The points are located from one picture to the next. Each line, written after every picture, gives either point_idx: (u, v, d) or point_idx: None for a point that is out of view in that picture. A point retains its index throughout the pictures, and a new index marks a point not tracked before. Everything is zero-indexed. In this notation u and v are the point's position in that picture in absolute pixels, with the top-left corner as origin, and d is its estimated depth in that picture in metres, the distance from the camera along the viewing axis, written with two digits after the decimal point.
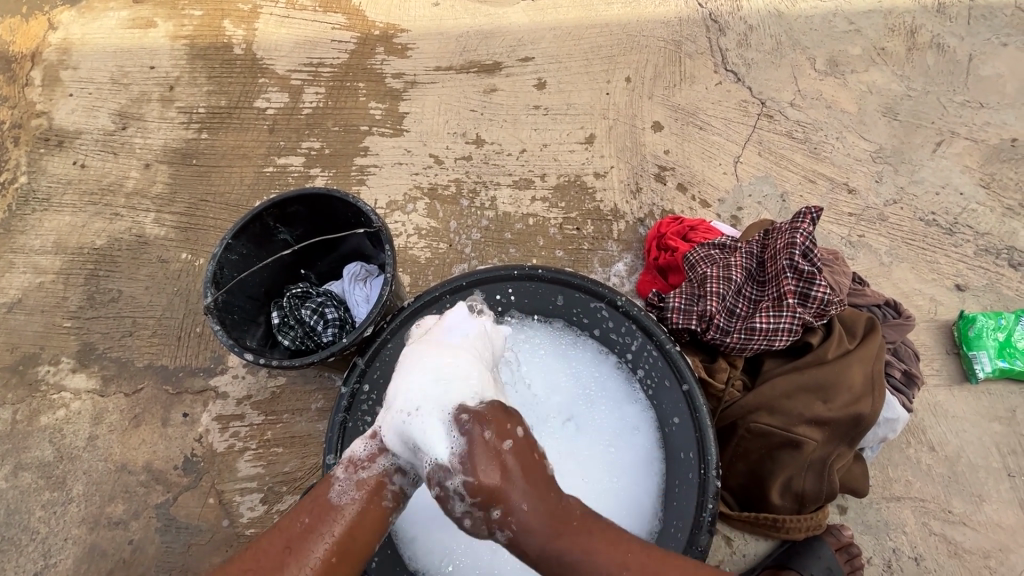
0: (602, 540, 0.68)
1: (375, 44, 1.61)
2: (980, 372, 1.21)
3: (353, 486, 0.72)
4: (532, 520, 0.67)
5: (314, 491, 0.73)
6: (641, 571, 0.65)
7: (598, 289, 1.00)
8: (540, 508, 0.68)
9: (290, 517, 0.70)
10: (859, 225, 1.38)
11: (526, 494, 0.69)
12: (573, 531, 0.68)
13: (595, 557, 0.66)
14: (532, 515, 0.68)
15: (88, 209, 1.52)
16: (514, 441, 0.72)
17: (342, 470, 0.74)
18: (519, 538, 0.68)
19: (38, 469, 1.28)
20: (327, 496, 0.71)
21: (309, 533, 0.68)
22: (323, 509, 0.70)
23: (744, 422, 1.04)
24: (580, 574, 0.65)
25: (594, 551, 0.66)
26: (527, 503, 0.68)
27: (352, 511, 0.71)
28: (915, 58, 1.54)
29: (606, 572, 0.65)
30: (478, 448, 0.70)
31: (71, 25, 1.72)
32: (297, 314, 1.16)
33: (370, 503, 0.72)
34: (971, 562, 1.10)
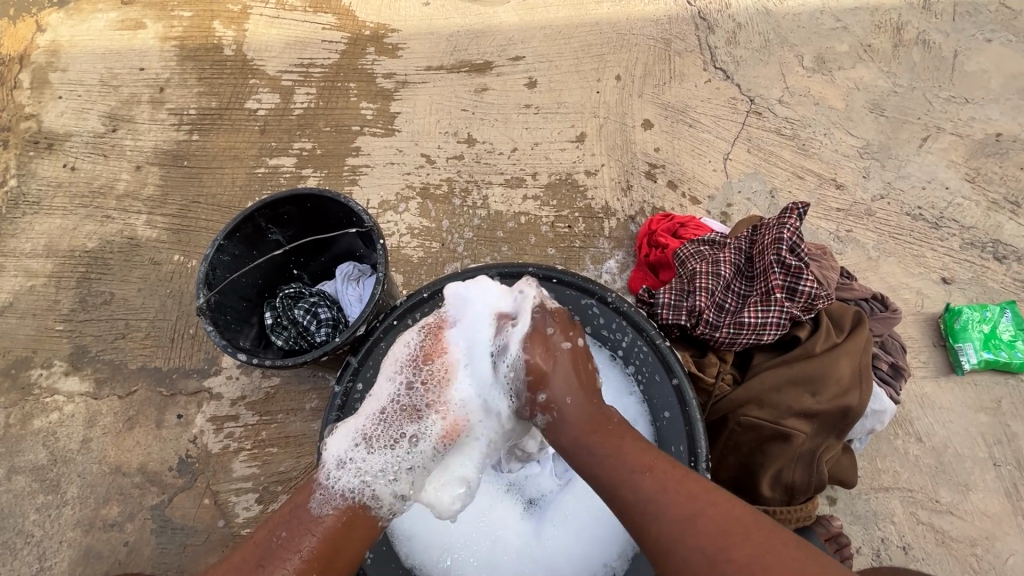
0: (629, 446, 0.74)
1: (365, 45, 1.61)
2: (966, 364, 1.23)
3: (335, 496, 0.77)
4: (571, 414, 0.79)
5: (293, 501, 0.77)
6: (652, 482, 0.70)
7: (589, 287, 1.03)
8: (584, 408, 0.80)
9: (267, 530, 0.74)
10: (847, 220, 1.40)
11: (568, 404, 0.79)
12: (606, 434, 0.76)
13: (619, 462, 0.73)
14: (574, 409, 0.79)
15: (79, 212, 1.52)
16: (572, 344, 0.85)
17: (331, 473, 0.79)
18: (558, 426, 0.80)
19: (31, 472, 1.28)
20: (308, 507, 0.76)
21: (285, 546, 0.72)
22: (302, 520, 0.74)
23: (734, 415, 1.05)
24: (608, 467, 0.73)
25: (615, 455, 0.74)
26: (572, 403, 0.80)
27: (332, 520, 0.75)
28: (901, 54, 1.56)
29: (624, 473, 0.71)
30: (537, 338, 0.84)
31: (60, 27, 1.71)
32: (290, 315, 1.17)
33: (350, 519, 0.77)
34: (958, 550, 1.12)
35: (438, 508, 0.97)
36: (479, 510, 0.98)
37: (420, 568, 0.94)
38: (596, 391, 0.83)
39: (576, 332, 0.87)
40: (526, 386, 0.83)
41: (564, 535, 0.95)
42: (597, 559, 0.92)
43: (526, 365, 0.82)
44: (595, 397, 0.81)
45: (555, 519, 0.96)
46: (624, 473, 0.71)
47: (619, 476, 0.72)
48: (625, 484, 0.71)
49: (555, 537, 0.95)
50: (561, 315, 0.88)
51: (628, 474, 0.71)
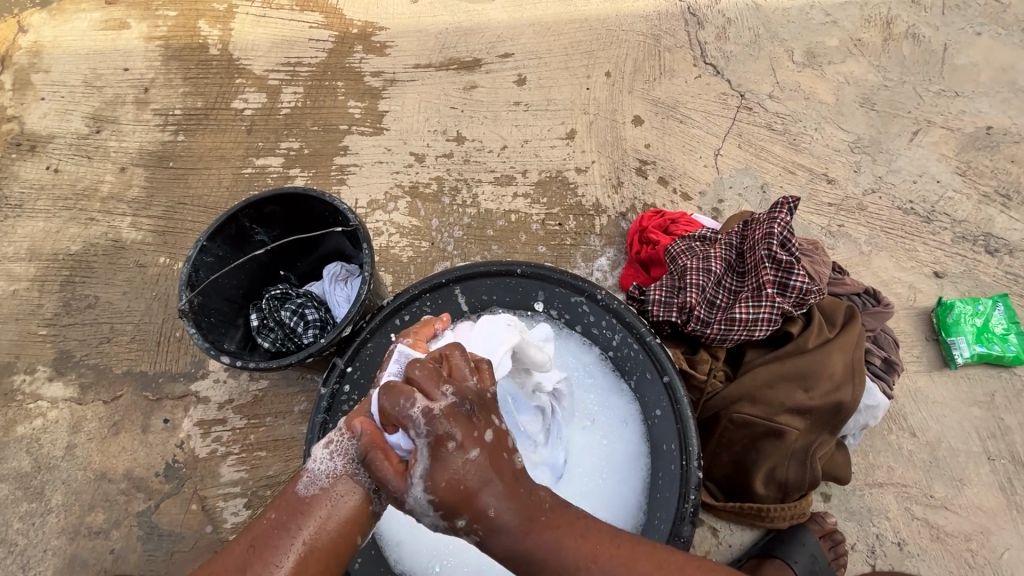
0: (568, 537, 0.62)
1: (353, 43, 1.59)
2: (959, 358, 1.22)
3: (321, 478, 0.68)
4: (505, 511, 0.60)
5: (285, 486, 0.69)
6: None
7: (578, 284, 1.01)
8: (514, 505, 0.61)
9: (257, 518, 0.67)
10: (838, 214, 1.39)
11: (490, 514, 0.60)
12: (541, 527, 0.61)
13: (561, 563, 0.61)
14: (501, 516, 0.60)
15: (62, 215, 1.49)
16: (491, 435, 0.62)
17: (317, 452, 0.69)
18: (486, 537, 0.61)
19: (15, 480, 1.26)
20: (296, 490, 0.67)
21: (275, 528, 0.65)
22: (292, 506, 0.66)
23: (727, 412, 1.04)
24: (546, 567, 0.61)
25: (557, 544, 0.61)
26: (494, 509, 0.60)
27: (324, 507, 0.66)
28: (891, 49, 1.55)
29: (568, 571, 0.60)
30: (439, 456, 0.59)
31: (42, 27, 1.69)
32: (277, 316, 1.15)
33: (341, 502, 0.67)
34: (953, 545, 1.12)
35: None
36: None
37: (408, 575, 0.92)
38: (515, 471, 0.63)
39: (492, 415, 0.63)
40: (442, 511, 0.60)
41: None
42: None
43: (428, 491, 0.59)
44: (520, 485, 0.62)
45: None
46: (569, 569, 0.60)
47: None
48: None
49: None
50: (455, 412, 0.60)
51: (573, 571, 0.61)
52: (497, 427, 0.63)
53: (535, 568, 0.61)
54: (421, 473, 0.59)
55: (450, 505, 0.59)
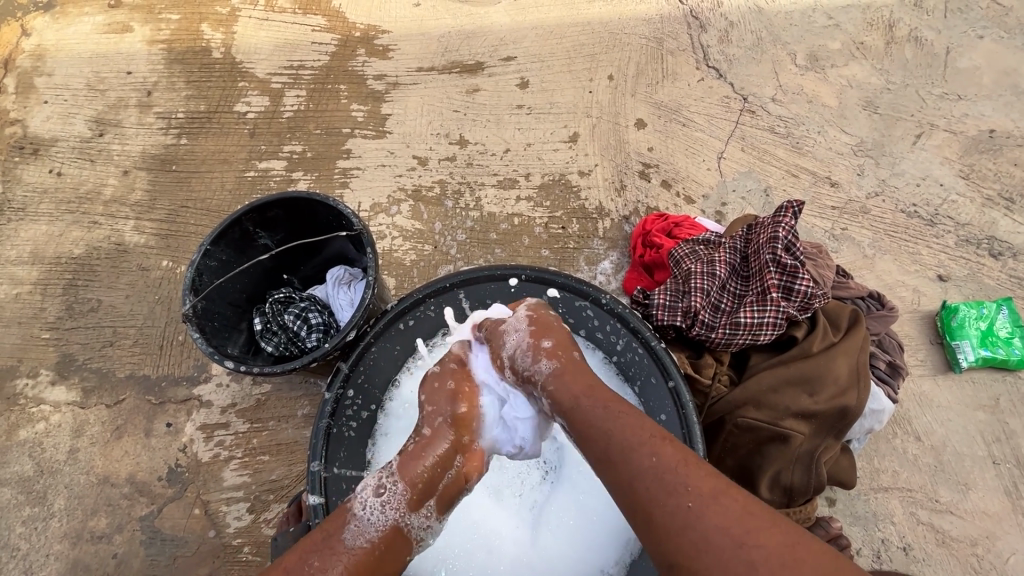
0: (642, 418, 0.72)
1: (356, 46, 1.60)
2: (963, 361, 1.22)
3: (371, 528, 0.73)
4: (583, 373, 0.81)
5: (327, 528, 0.72)
6: (673, 451, 0.67)
7: (582, 288, 1.01)
8: (589, 371, 0.82)
9: (297, 558, 0.68)
10: (842, 218, 1.39)
11: (573, 361, 0.83)
12: (615, 399, 0.76)
13: (629, 425, 0.71)
14: (582, 368, 0.82)
15: (65, 218, 1.49)
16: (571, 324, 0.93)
17: (370, 500, 0.74)
18: (564, 383, 0.79)
19: (17, 484, 1.25)
20: (342, 538, 0.71)
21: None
22: (336, 550, 0.69)
23: (732, 417, 1.04)
24: (617, 432, 0.70)
25: (627, 413, 0.72)
26: (577, 360, 0.83)
27: (368, 554, 0.71)
28: (893, 52, 1.55)
29: (636, 433, 0.69)
30: (541, 321, 0.89)
31: (45, 31, 1.69)
32: (280, 320, 1.15)
33: (389, 548, 0.74)
34: (959, 550, 1.11)
35: None
36: (472, 517, 0.96)
37: None
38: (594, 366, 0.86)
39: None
40: (532, 336, 0.86)
41: (561, 539, 0.94)
42: (594, 565, 0.91)
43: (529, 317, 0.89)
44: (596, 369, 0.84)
45: (552, 523, 0.95)
46: (638, 431, 0.69)
47: (635, 438, 0.69)
48: (638, 445, 0.68)
49: (552, 541, 0.94)
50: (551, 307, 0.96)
51: (642, 438, 0.68)
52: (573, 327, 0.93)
53: (603, 423, 0.72)
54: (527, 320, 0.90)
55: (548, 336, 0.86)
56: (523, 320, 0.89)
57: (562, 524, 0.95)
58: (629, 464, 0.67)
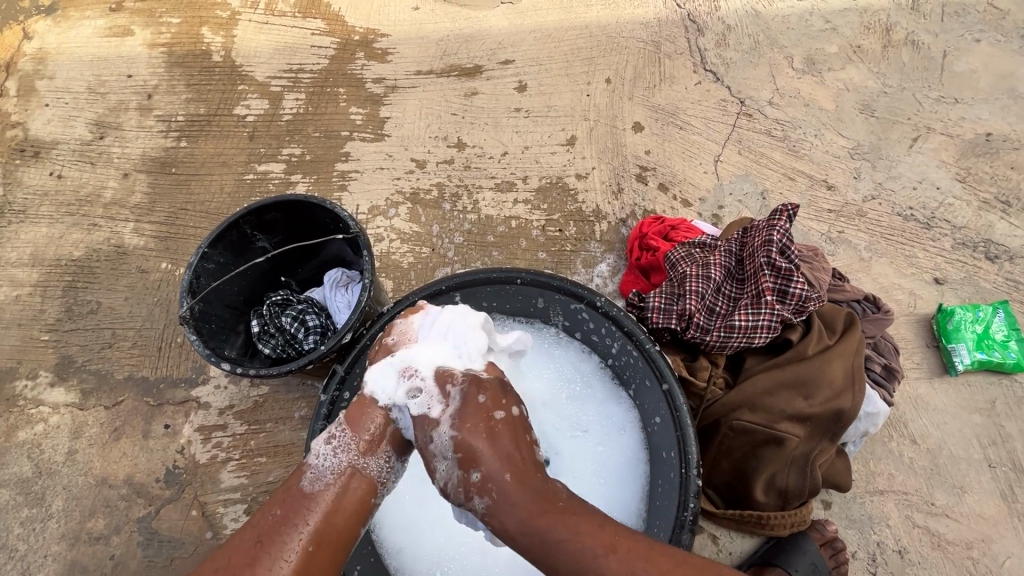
0: (583, 522, 0.68)
1: (355, 50, 1.60)
2: (960, 364, 1.22)
3: (326, 471, 0.77)
4: (515, 488, 0.73)
5: (287, 482, 0.77)
6: (620, 566, 0.64)
7: (577, 291, 0.99)
8: (524, 484, 0.73)
9: (263, 511, 0.74)
10: (838, 221, 1.39)
11: (506, 479, 0.73)
12: (553, 513, 0.70)
13: (575, 550, 0.66)
14: (514, 487, 0.73)
15: (66, 220, 1.50)
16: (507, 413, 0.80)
17: (320, 449, 0.79)
18: (501, 511, 0.72)
19: (16, 485, 1.26)
20: (300, 485, 0.76)
21: (282, 522, 0.72)
22: (297, 496, 0.75)
23: (727, 420, 1.04)
24: (562, 552, 0.66)
25: (569, 534, 0.67)
26: (509, 475, 0.74)
27: (328, 496, 0.75)
28: (890, 55, 1.56)
29: (583, 556, 0.65)
30: (472, 416, 0.79)
31: (47, 34, 1.70)
32: (277, 322, 1.16)
33: (347, 489, 0.76)
34: (954, 553, 1.11)
35: (427, 520, 0.96)
36: (469, 520, 0.96)
37: None
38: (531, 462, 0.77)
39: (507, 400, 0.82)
40: (459, 464, 0.77)
41: None
42: None
43: (454, 440, 0.78)
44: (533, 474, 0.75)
45: None
46: (583, 554, 0.65)
47: (581, 563, 0.65)
48: (586, 569, 0.64)
49: None
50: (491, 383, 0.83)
51: (590, 557, 0.65)
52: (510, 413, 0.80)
53: (547, 553, 0.67)
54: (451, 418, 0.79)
55: (475, 463, 0.76)
56: (447, 444, 0.78)
57: None
58: None
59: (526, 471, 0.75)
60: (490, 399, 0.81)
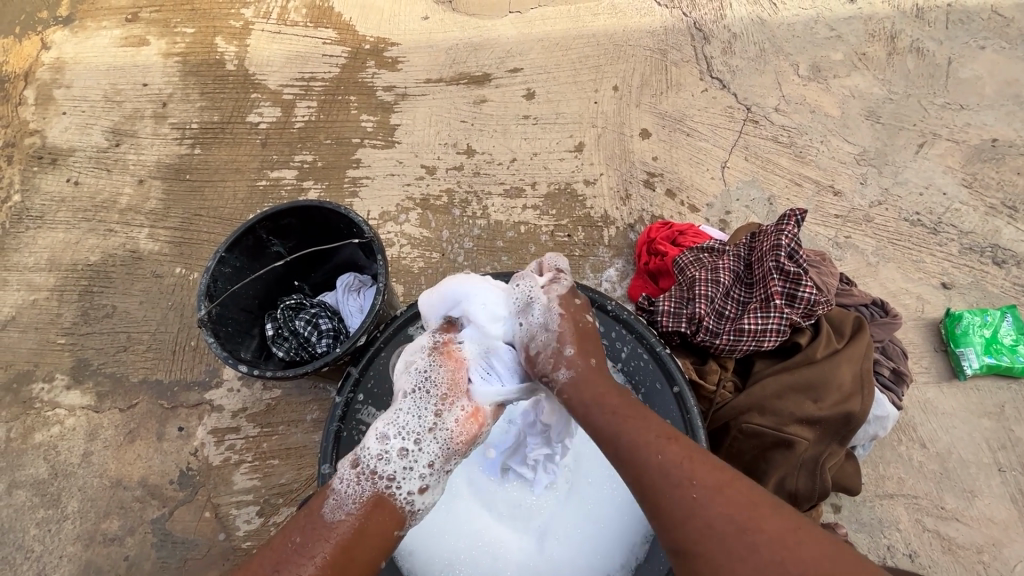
0: (650, 418, 0.72)
1: (366, 58, 1.63)
2: (968, 369, 1.22)
3: (348, 501, 0.74)
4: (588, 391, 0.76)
5: (308, 508, 0.74)
6: (677, 448, 0.66)
7: (588, 295, 1.02)
8: (604, 379, 0.79)
9: (282, 537, 0.71)
10: (845, 226, 1.40)
11: (588, 368, 0.80)
12: (627, 403, 0.74)
13: (638, 425, 0.70)
14: (596, 378, 0.79)
15: (82, 226, 1.53)
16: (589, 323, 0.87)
17: (344, 473, 0.77)
18: (576, 393, 0.77)
19: (32, 487, 1.28)
20: (321, 512, 0.72)
21: (299, 552, 0.68)
22: (316, 526, 0.71)
23: (736, 423, 1.05)
24: (626, 433, 0.69)
25: (634, 414, 0.72)
26: (590, 368, 0.80)
27: (348, 526, 0.72)
28: (895, 62, 1.57)
29: (647, 434, 0.68)
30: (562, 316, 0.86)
31: (65, 44, 1.74)
32: (291, 326, 1.17)
33: (367, 523, 0.73)
34: (965, 558, 1.11)
35: (438, 525, 0.96)
36: (479, 525, 0.97)
37: None
38: (608, 369, 0.82)
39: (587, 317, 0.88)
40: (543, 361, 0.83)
41: (568, 547, 0.95)
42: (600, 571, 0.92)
43: (532, 347, 0.85)
44: (607, 373, 0.81)
45: (560, 533, 0.96)
46: (648, 431, 0.69)
47: (642, 439, 0.68)
48: (646, 446, 0.67)
49: (558, 550, 0.95)
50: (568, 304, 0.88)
51: (642, 438, 0.68)
52: (593, 326, 0.88)
53: (614, 429, 0.71)
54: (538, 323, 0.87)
55: (568, 343, 0.83)
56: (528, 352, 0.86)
57: (569, 532, 0.96)
58: (637, 460, 0.66)
59: (605, 370, 0.81)
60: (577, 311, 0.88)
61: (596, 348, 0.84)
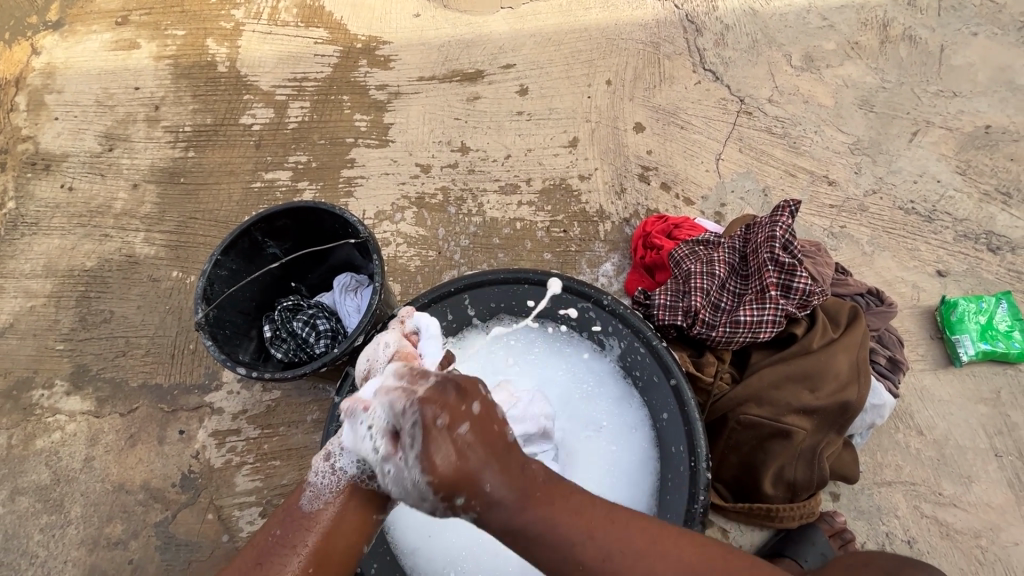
0: (563, 511, 0.65)
1: (358, 57, 1.63)
2: (964, 355, 1.23)
3: (325, 490, 0.76)
4: (501, 495, 0.64)
5: (287, 501, 0.77)
6: (598, 547, 0.64)
7: (584, 290, 1.02)
8: (510, 482, 0.65)
9: (264, 532, 0.74)
10: (840, 216, 1.40)
11: (489, 488, 0.63)
12: (540, 501, 0.65)
13: (554, 533, 0.64)
14: (500, 488, 0.64)
15: (77, 231, 1.53)
16: (471, 419, 0.66)
17: (319, 467, 0.78)
18: (487, 515, 0.64)
19: (34, 493, 1.28)
20: (298, 504, 0.75)
21: (281, 543, 0.72)
22: (295, 516, 0.74)
23: (734, 414, 1.05)
24: (543, 542, 0.64)
25: (556, 516, 0.65)
26: (491, 480, 0.64)
27: (324, 515, 0.74)
28: (888, 51, 1.57)
29: (563, 540, 0.64)
30: (426, 432, 0.64)
31: (55, 49, 1.73)
32: (289, 327, 1.18)
33: (343, 511, 0.74)
34: (963, 543, 1.12)
35: (439, 523, 0.96)
36: (479, 524, 0.97)
37: None
38: (509, 449, 0.67)
39: (467, 400, 0.67)
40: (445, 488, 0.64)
41: None
42: None
43: (456, 445, 0.67)
44: (511, 464, 0.66)
45: None
46: (564, 538, 0.64)
47: (557, 549, 0.64)
48: (564, 550, 0.64)
49: None
50: (464, 383, 0.68)
51: (567, 546, 0.64)
52: (473, 409, 0.67)
53: (532, 542, 0.64)
54: (416, 441, 0.64)
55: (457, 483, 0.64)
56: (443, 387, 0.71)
57: None
58: (559, 564, 0.64)
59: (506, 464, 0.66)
60: (451, 412, 0.65)
61: (491, 432, 0.66)
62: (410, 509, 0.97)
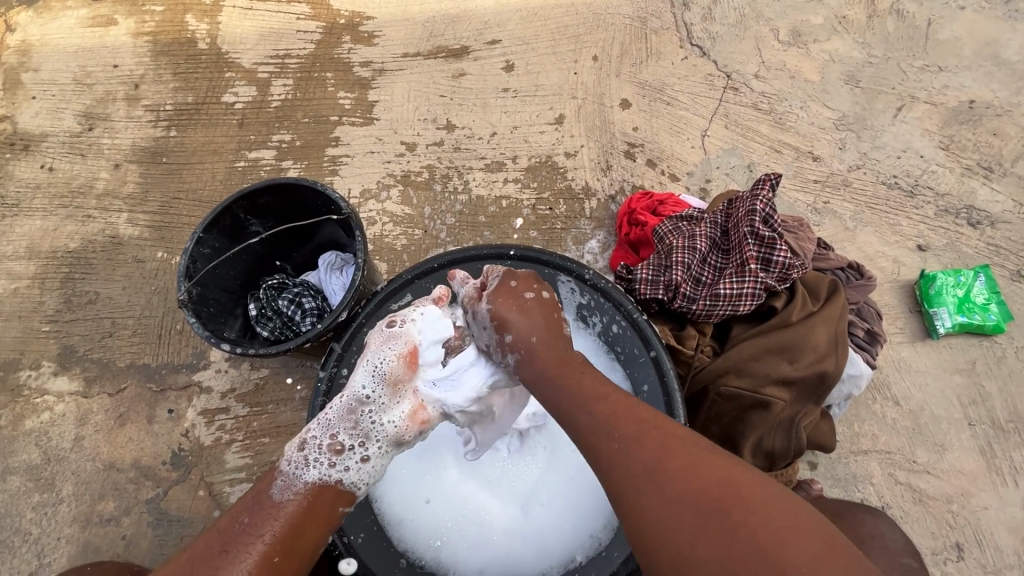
0: (589, 376, 0.76)
1: (341, 33, 1.60)
2: (941, 328, 1.25)
3: (298, 482, 0.74)
4: (541, 350, 0.79)
5: (257, 486, 0.73)
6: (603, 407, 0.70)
7: (566, 265, 1.03)
8: (552, 344, 0.80)
9: (229, 518, 0.71)
10: (824, 191, 1.41)
11: (534, 342, 0.80)
12: (568, 367, 0.77)
13: (573, 393, 0.74)
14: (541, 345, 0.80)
15: (60, 212, 1.51)
16: (536, 295, 0.85)
17: (292, 456, 0.75)
18: (524, 363, 0.80)
19: (26, 472, 1.29)
20: (269, 493, 0.72)
21: (247, 531, 0.69)
22: (265, 506, 0.71)
23: (714, 385, 1.08)
24: (564, 395, 0.74)
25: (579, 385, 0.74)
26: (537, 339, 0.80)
27: (297, 505, 0.72)
28: (875, 25, 1.56)
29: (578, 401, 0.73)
30: (502, 292, 0.85)
31: (29, 25, 1.69)
32: (274, 305, 1.18)
33: (315, 500, 0.74)
34: (934, 508, 1.16)
35: (425, 493, 0.99)
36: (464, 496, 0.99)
37: (411, 552, 0.96)
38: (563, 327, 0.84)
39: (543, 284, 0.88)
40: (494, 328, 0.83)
41: (551, 514, 0.97)
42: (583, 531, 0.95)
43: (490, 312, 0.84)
44: (562, 338, 0.82)
45: (543, 498, 0.98)
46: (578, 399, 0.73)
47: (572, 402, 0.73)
48: (578, 411, 0.72)
49: (542, 516, 0.97)
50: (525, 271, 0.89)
51: (580, 404, 0.72)
52: (540, 295, 0.85)
53: (554, 395, 0.75)
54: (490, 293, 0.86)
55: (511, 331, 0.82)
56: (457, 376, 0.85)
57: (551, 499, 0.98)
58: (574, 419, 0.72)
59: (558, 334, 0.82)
60: (521, 284, 0.86)
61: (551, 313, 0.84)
62: (396, 482, 0.99)
